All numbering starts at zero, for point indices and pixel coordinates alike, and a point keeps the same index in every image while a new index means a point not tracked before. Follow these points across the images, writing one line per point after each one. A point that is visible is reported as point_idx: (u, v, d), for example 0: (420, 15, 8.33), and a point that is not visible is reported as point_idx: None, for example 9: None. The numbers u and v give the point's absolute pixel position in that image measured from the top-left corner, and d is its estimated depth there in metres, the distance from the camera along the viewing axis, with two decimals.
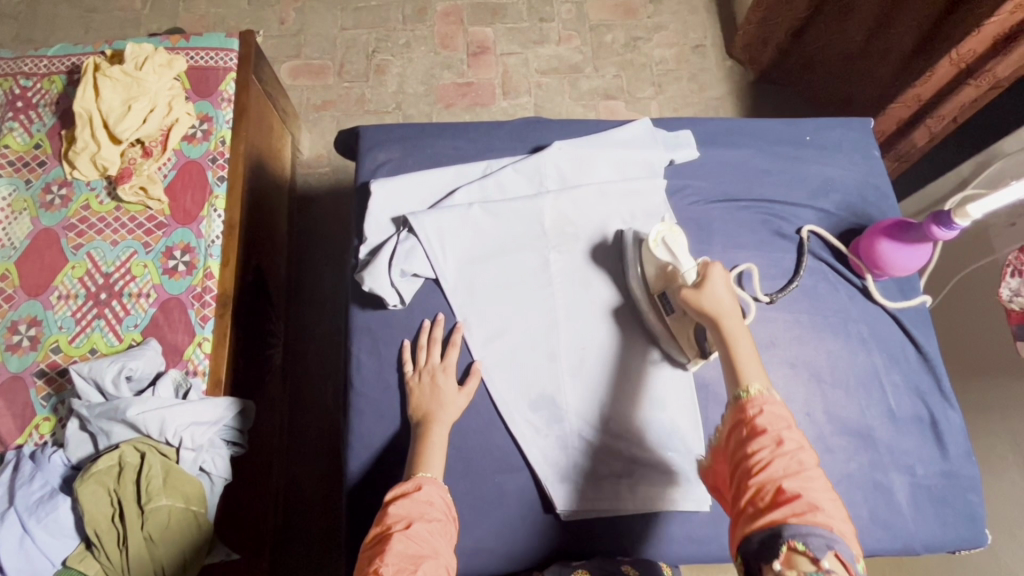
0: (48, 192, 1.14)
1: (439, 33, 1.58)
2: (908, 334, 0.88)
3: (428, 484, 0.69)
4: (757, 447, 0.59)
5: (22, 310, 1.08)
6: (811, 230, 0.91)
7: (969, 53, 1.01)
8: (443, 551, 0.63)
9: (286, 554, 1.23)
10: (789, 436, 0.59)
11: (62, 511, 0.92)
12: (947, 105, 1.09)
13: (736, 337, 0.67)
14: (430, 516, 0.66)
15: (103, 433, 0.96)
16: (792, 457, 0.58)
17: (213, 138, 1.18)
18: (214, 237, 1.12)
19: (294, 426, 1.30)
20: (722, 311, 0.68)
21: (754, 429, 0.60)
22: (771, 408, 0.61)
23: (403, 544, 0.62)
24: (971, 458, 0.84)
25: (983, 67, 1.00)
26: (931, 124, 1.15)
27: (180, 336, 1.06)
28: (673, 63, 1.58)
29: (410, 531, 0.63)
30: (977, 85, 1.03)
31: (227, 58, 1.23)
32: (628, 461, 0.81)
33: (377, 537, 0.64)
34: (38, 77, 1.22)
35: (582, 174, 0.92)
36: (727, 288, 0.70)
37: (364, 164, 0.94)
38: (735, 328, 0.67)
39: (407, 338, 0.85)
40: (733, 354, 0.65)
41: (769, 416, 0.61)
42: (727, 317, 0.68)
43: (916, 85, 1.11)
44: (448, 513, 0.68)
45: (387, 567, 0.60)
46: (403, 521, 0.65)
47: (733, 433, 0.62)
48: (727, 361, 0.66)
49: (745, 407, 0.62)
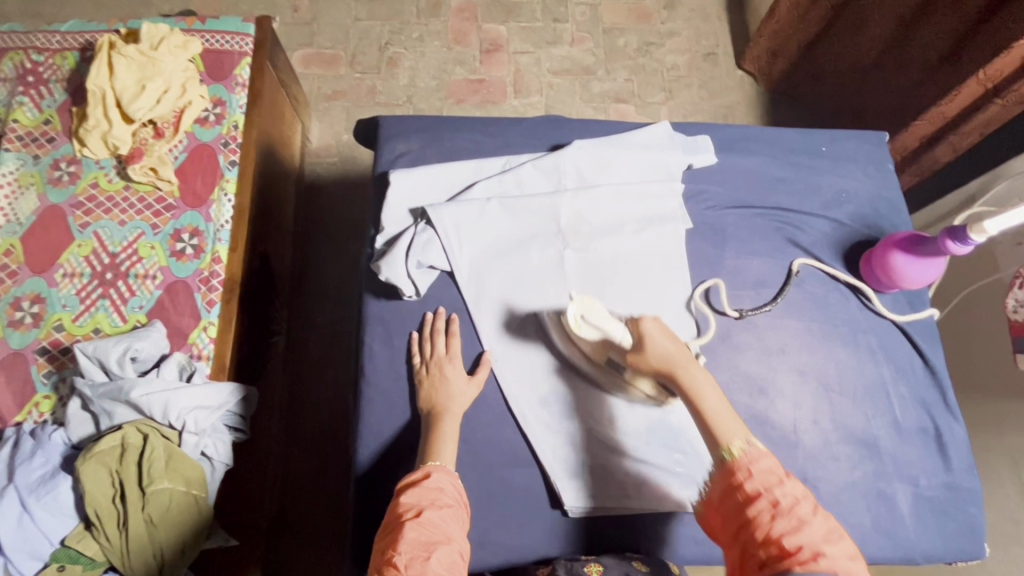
0: (56, 168, 1.13)
1: (453, 28, 1.58)
2: (915, 346, 0.90)
3: (438, 472, 0.69)
4: (756, 513, 0.59)
5: (26, 286, 1.07)
6: (800, 263, 0.91)
7: (996, 73, 0.99)
8: (459, 538, 0.64)
9: (282, 543, 1.22)
10: (782, 490, 0.60)
11: (62, 490, 0.91)
12: (971, 125, 1.07)
13: (699, 384, 0.67)
14: (441, 503, 0.66)
15: (105, 414, 0.95)
16: (792, 516, 0.58)
17: (226, 122, 1.17)
18: (224, 222, 1.12)
19: (294, 416, 1.30)
20: (673, 362, 0.69)
21: (747, 493, 0.60)
22: (756, 463, 0.62)
23: (416, 532, 0.62)
24: (973, 471, 0.85)
25: (1009, 86, 0.98)
26: (955, 140, 1.12)
27: (186, 320, 1.05)
28: (684, 70, 1.59)
29: (421, 519, 0.63)
30: (1003, 105, 1.01)
31: (243, 43, 1.23)
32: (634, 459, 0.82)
33: (389, 525, 0.64)
34: (50, 53, 1.20)
35: (600, 173, 0.93)
36: (663, 334, 0.71)
37: (383, 154, 0.94)
38: (695, 376, 0.68)
39: (414, 330, 0.86)
40: (704, 411, 0.66)
41: (759, 476, 0.61)
42: (681, 369, 0.68)
43: (942, 102, 1.09)
44: (458, 500, 0.68)
45: (401, 558, 0.60)
46: (414, 509, 0.65)
47: (728, 496, 0.62)
48: (703, 424, 0.66)
49: (734, 471, 0.62)
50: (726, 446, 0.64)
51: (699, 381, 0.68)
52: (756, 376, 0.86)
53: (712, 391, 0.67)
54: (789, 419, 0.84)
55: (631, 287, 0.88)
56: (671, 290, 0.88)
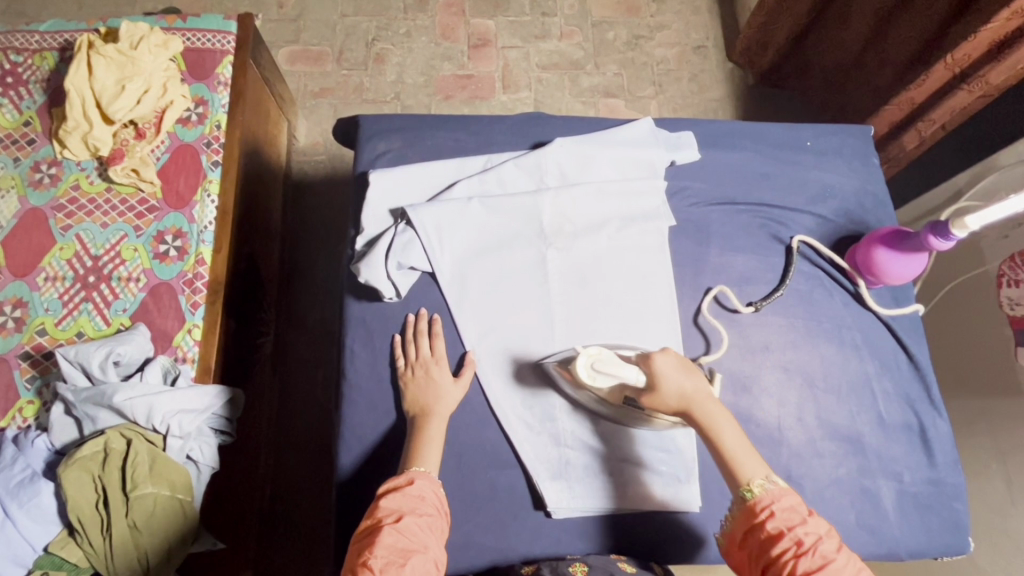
0: (37, 170, 1.12)
1: (441, 24, 1.56)
2: (900, 341, 0.89)
3: (421, 478, 0.68)
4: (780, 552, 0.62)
5: (8, 291, 1.06)
6: (801, 240, 0.91)
7: (963, 58, 0.99)
8: (435, 546, 0.63)
9: (269, 544, 1.22)
10: (805, 529, 0.63)
11: (44, 496, 0.90)
12: (938, 111, 1.08)
13: (717, 419, 0.71)
14: (422, 510, 0.65)
15: (88, 418, 0.95)
16: (815, 553, 0.61)
17: (208, 122, 1.16)
18: (207, 223, 1.11)
19: (283, 416, 1.29)
20: (690, 400, 0.71)
21: (771, 532, 0.63)
22: (779, 504, 0.65)
23: (393, 537, 0.61)
24: (957, 467, 0.85)
25: (976, 73, 0.99)
26: (922, 128, 1.13)
27: (170, 322, 1.04)
28: (674, 63, 1.58)
29: (400, 525, 0.63)
30: (970, 90, 1.02)
31: (225, 41, 1.21)
32: (616, 462, 0.82)
33: (368, 529, 0.63)
34: (29, 53, 1.19)
35: (583, 171, 0.92)
36: (678, 368, 0.72)
37: (363, 154, 0.93)
38: (710, 410, 0.71)
39: (396, 332, 0.85)
40: (725, 448, 0.69)
41: (782, 514, 0.64)
42: (697, 405, 0.71)
43: (912, 86, 1.09)
44: (440, 510, 0.67)
45: (376, 561, 0.59)
46: (394, 514, 0.64)
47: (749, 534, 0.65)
48: (723, 462, 0.69)
49: (756, 511, 0.65)
50: (744, 484, 0.67)
51: (712, 416, 0.71)
52: (740, 374, 0.85)
53: (729, 425, 0.71)
54: (773, 417, 0.84)
55: (615, 286, 0.87)
56: (656, 289, 0.87)
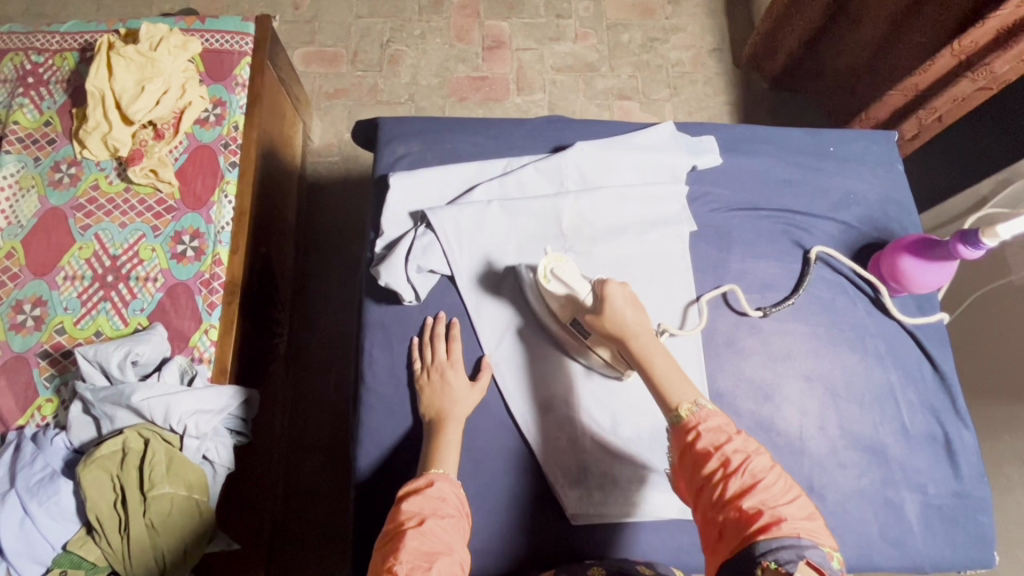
0: (57, 170, 1.13)
1: (455, 25, 1.56)
2: (924, 350, 0.88)
3: (441, 480, 0.68)
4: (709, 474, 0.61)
5: (27, 289, 1.06)
6: (818, 252, 0.90)
7: (970, 45, 1.02)
8: (458, 547, 0.63)
9: (283, 545, 1.22)
10: (733, 447, 0.61)
11: (64, 494, 0.91)
12: (940, 98, 1.11)
13: (650, 353, 0.70)
14: (443, 512, 0.65)
15: (106, 418, 0.95)
16: (742, 472, 0.59)
17: (226, 123, 1.16)
18: (224, 223, 1.11)
19: (297, 417, 1.29)
20: (626, 331, 0.71)
21: (700, 453, 0.62)
22: (707, 422, 0.63)
23: (417, 541, 0.61)
24: (983, 479, 0.84)
25: (981, 62, 1.02)
26: (923, 115, 1.17)
27: (187, 323, 1.05)
28: (689, 66, 1.57)
29: (424, 527, 0.62)
30: (973, 79, 1.05)
31: (243, 42, 1.22)
32: (638, 468, 0.82)
33: (389, 534, 0.63)
34: (50, 53, 1.20)
35: (603, 176, 0.91)
36: (627, 303, 0.72)
37: (383, 156, 0.93)
38: (645, 344, 0.70)
39: (415, 336, 0.85)
40: (655, 374, 0.69)
41: (708, 433, 0.63)
42: (634, 337, 0.70)
43: (917, 73, 1.12)
44: (461, 510, 0.67)
45: (402, 566, 0.59)
46: (416, 516, 0.64)
47: (683, 460, 0.64)
48: (652, 387, 0.69)
49: (687, 432, 0.64)
50: (675, 407, 0.66)
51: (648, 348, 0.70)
52: (760, 382, 0.85)
53: (662, 358, 0.70)
54: (795, 426, 0.83)
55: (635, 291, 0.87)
56: (676, 295, 0.87)
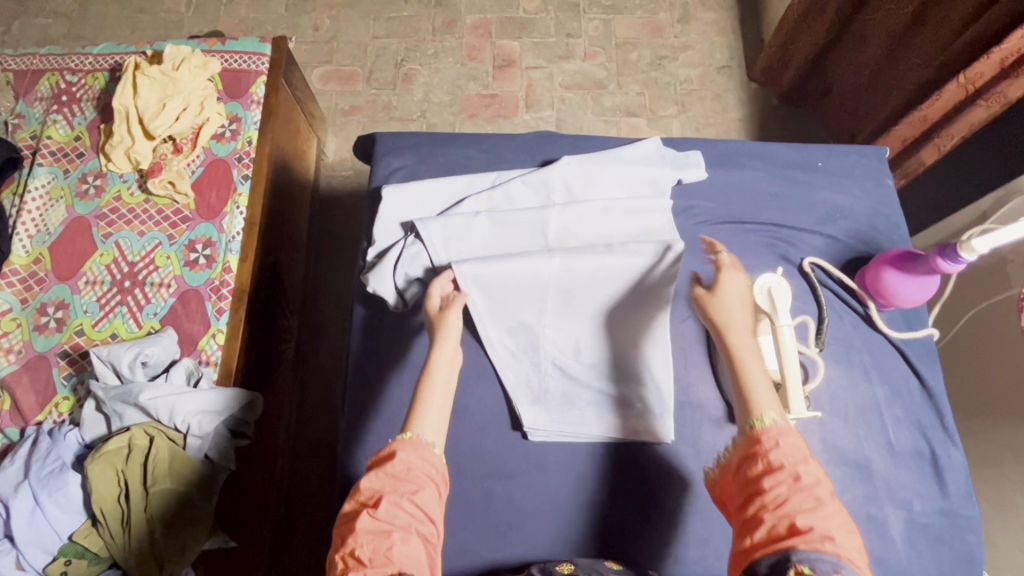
0: (84, 182, 1.20)
1: (467, 45, 1.61)
2: (911, 365, 0.87)
3: (404, 449, 0.62)
4: (771, 483, 0.57)
5: (51, 293, 1.13)
6: (813, 262, 0.90)
7: (977, 75, 1.00)
8: (418, 521, 0.58)
9: (284, 546, 1.25)
10: (806, 467, 0.57)
11: (72, 487, 0.96)
12: (955, 126, 1.06)
13: (744, 354, 0.67)
14: (406, 487, 0.59)
15: (116, 415, 1.00)
16: (808, 492, 0.55)
17: (241, 138, 1.22)
18: (235, 233, 1.16)
19: (301, 421, 1.34)
20: (729, 324, 0.69)
21: (767, 460, 0.58)
22: (786, 437, 0.59)
23: (374, 523, 0.57)
24: (972, 498, 0.82)
25: (993, 88, 0.98)
26: (941, 142, 1.11)
27: (196, 327, 1.10)
28: (697, 83, 1.59)
29: (381, 507, 0.58)
30: (987, 106, 1.01)
31: (259, 62, 1.28)
32: (596, 393, 0.86)
33: (352, 512, 0.59)
34: (83, 74, 1.28)
35: (589, 189, 0.93)
36: (737, 296, 0.71)
37: (378, 169, 0.97)
38: (742, 343, 0.67)
39: (401, 344, 0.88)
40: (745, 377, 0.65)
41: (784, 448, 0.59)
42: (733, 333, 0.68)
43: (924, 105, 1.10)
44: (427, 478, 0.61)
45: (362, 549, 0.55)
46: (377, 494, 0.59)
47: (744, 461, 0.60)
48: (739, 395, 0.65)
49: (761, 439, 0.60)
50: (756, 415, 0.62)
51: (745, 352, 0.67)
52: None
53: (755, 363, 0.66)
54: None
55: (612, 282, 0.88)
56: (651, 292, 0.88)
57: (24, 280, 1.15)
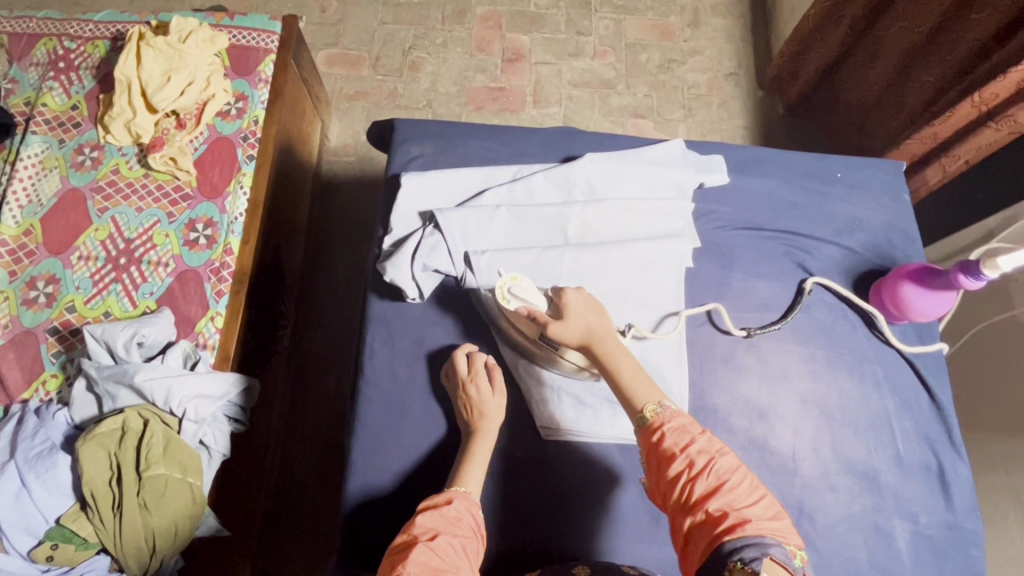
0: (80, 153, 1.16)
1: (477, 36, 1.59)
2: (921, 379, 0.88)
3: (459, 498, 0.68)
4: (676, 475, 0.61)
5: (42, 266, 1.09)
6: (814, 282, 0.91)
7: (991, 96, 1.00)
8: (466, 564, 0.61)
9: (273, 537, 1.22)
10: (698, 448, 0.62)
11: (61, 468, 0.92)
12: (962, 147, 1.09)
13: (614, 354, 0.71)
14: (457, 532, 0.63)
15: (108, 396, 0.96)
16: (708, 474, 0.60)
17: (247, 117, 1.19)
18: (237, 214, 1.13)
19: (294, 410, 1.31)
20: (592, 335, 0.72)
21: (665, 455, 0.63)
22: (670, 424, 0.64)
23: (426, 554, 0.59)
24: (975, 513, 0.83)
25: (1004, 112, 0.99)
26: (946, 161, 1.14)
27: (194, 309, 1.06)
28: (705, 89, 1.59)
29: (434, 543, 0.60)
30: (996, 129, 1.02)
31: (269, 40, 1.24)
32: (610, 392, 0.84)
33: (402, 544, 0.61)
34: (82, 40, 1.23)
35: (611, 188, 0.92)
36: (586, 306, 0.73)
37: (396, 156, 0.95)
38: (612, 347, 0.71)
39: (414, 336, 0.86)
40: (621, 377, 0.69)
41: (673, 434, 0.63)
42: (598, 340, 0.71)
43: (936, 122, 1.11)
44: (476, 532, 0.66)
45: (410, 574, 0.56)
46: (429, 531, 0.62)
47: (650, 462, 0.64)
48: (620, 393, 0.69)
49: (653, 435, 0.64)
50: (641, 410, 0.67)
51: (613, 356, 0.71)
52: (756, 402, 0.85)
53: (627, 361, 0.70)
54: (788, 446, 0.83)
55: (630, 281, 0.87)
56: (665, 294, 0.88)
57: (13, 252, 1.10)
